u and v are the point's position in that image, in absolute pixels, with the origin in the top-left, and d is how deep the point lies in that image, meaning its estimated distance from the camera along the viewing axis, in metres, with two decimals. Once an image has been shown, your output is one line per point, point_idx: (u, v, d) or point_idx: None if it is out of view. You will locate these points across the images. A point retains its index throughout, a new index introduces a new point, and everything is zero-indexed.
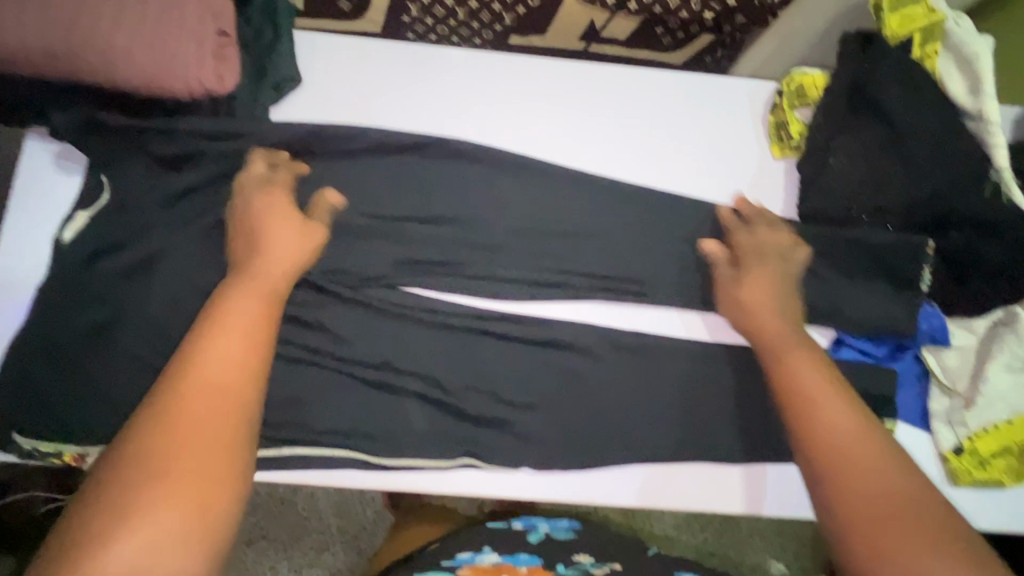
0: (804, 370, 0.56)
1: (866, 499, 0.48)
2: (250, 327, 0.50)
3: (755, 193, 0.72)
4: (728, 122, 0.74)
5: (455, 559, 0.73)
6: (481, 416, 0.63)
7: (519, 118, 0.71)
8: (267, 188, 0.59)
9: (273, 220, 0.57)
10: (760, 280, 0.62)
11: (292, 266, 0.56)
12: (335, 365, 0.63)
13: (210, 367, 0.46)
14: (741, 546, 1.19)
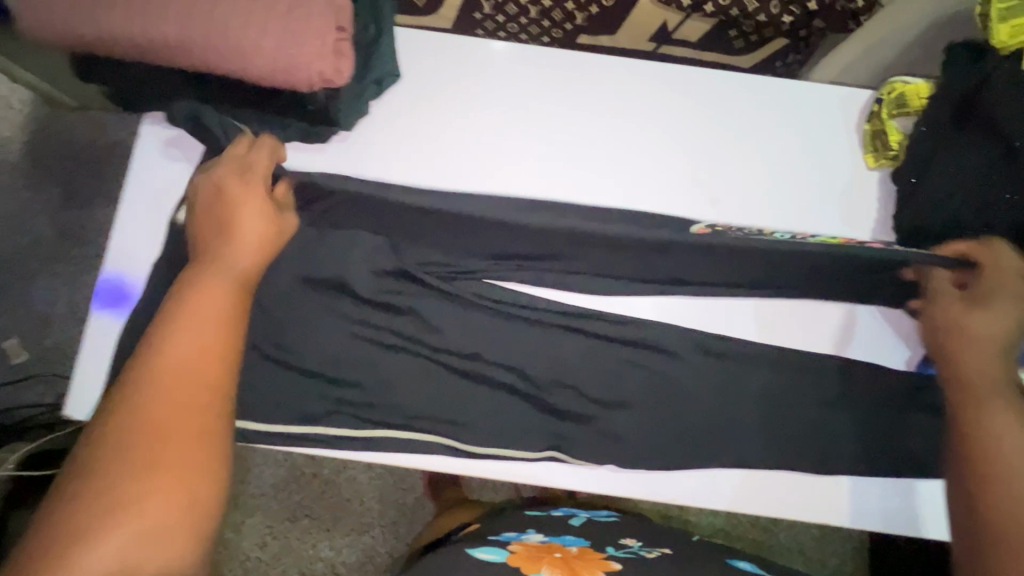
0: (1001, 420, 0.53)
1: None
2: (221, 316, 0.49)
3: (846, 203, 0.71)
4: (820, 130, 0.73)
5: (504, 535, 0.77)
6: (566, 410, 0.65)
7: (605, 120, 0.74)
8: (242, 172, 0.57)
9: (246, 199, 0.55)
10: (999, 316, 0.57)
11: (266, 241, 0.55)
12: (429, 354, 0.66)
13: (176, 358, 0.45)
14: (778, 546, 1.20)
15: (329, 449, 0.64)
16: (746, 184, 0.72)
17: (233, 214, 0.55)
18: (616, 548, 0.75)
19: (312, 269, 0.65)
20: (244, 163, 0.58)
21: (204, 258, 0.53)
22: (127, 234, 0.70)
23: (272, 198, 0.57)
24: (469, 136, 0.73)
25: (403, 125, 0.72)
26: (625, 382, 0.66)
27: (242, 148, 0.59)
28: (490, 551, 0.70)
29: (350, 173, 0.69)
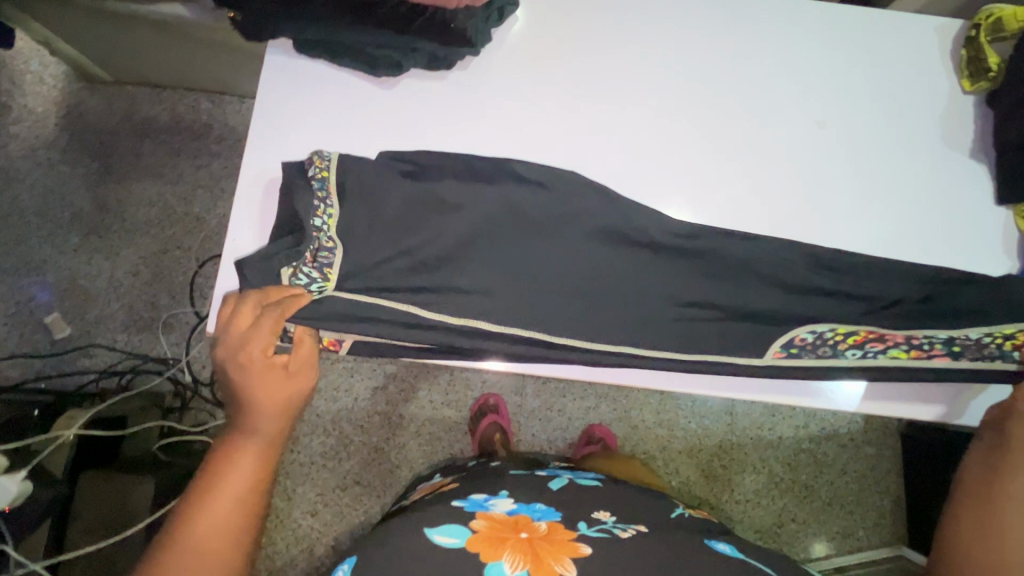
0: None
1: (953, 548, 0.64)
2: (247, 491, 0.56)
3: (945, 124, 0.75)
4: (916, 57, 0.76)
5: (470, 501, 0.78)
6: (689, 330, 0.67)
7: (714, 45, 0.76)
8: (244, 348, 0.58)
9: (258, 373, 0.58)
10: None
11: (287, 412, 0.59)
12: (555, 270, 0.66)
13: (205, 536, 0.53)
14: (804, 464, 1.62)
15: (468, 359, 0.69)
16: (853, 110, 0.75)
17: (253, 387, 0.58)
18: (588, 524, 0.73)
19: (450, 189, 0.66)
20: (251, 329, 0.58)
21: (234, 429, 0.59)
22: (256, 162, 0.70)
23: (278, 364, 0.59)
24: (579, 65, 0.74)
25: (519, 52, 0.74)
26: (765, 307, 0.66)
27: (245, 312, 0.58)
28: (450, 533, 0.68)
29: (472, 99, 0.73)
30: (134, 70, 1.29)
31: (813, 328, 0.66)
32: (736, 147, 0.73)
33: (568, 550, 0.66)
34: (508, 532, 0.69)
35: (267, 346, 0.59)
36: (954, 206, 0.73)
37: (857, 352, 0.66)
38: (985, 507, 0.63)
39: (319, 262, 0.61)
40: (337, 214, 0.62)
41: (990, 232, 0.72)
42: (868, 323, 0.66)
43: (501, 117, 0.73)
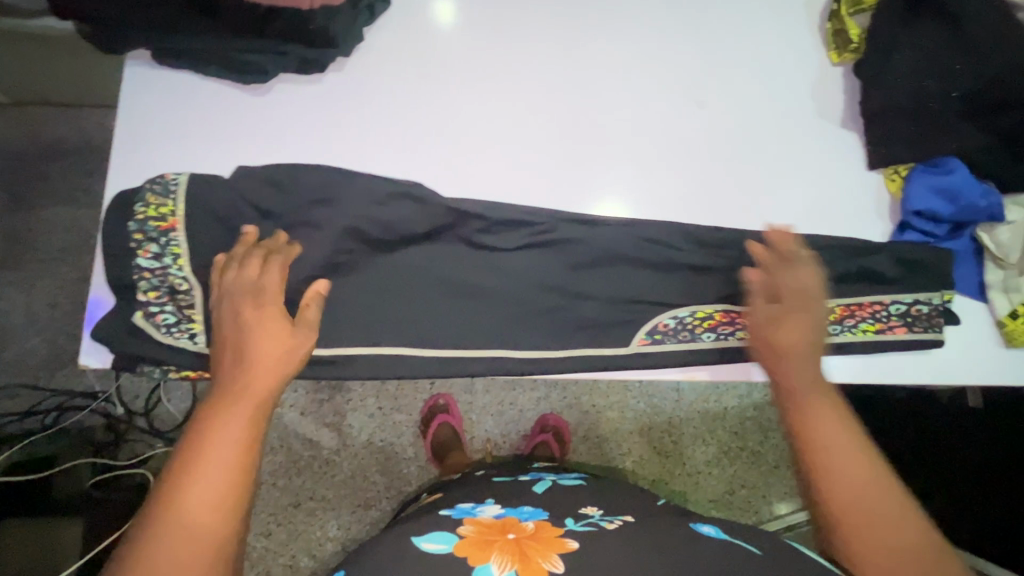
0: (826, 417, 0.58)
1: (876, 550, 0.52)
2: (235, 454, 0.50)
3: (817, 98, 0.77)
4: (785, 31, 0.79)
5: (457, 509, 0.80)
6: (585, 317, 0.70)
7: (592, 32, 0.76)
8: (247, 298, 0.59)
9: (260, 325, 0.58)
10: (806, 319, 0.64)
11: (280, 370, 0.57)
12: (446, 272, 0.69)
13: (203, 483, 0.48)
14: (753, 433, 1.68)
15: (363, 371, 0.66)
16: (730, 88, 0.76)
17: (251, 345, 0.57)
18: (575, 521, 0.73)
19: (334, 204, 0.67)
20: (257, 288, 0.59)
21: (226, 381, 0.55)
22: (123, 183, 0.66)
23: (283, 316, 0.59)
24: (460, 58, 0.74)
25: (397, 48, 0.73)
26: (647, 292, 0.71)
27: (251, 274, 0.60)
28: (438, 539, 0.67)
29: (350, 102, 0.71)
30: (31, 93, 1.21)
31: (674, 314, 0.70)
32: (621, 132, 0.74)
33: (556, 546, 0.64)
34: (495, 534, 0.67)
35: (269, 297, 0.60)
36: (832, 174, 0.75)
37: (711, 335, 0.70)
38: (827, 466, 0.56)
39: (179, 302, 0.63)
40: (185, 247, 0.64)
41: (862, 199, 0.75)
42: (716, 305, 0.70)
43: (382, 117, 0.71)
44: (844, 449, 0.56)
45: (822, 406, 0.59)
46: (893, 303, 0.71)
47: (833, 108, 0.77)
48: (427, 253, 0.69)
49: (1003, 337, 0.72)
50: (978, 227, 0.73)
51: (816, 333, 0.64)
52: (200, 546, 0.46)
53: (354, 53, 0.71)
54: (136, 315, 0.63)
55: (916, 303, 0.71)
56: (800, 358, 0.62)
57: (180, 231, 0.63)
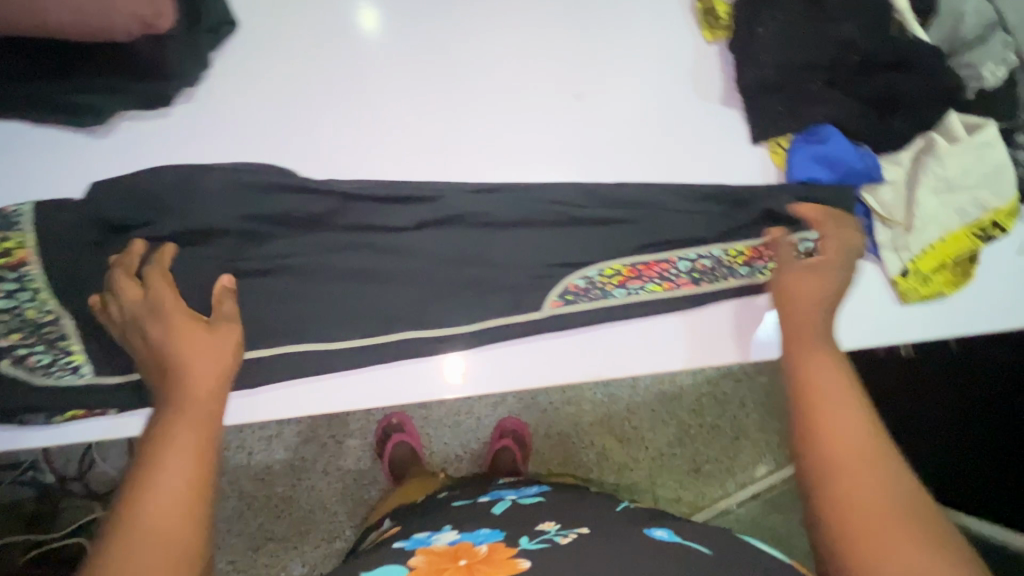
0: (818, 366, 0.60)
1: (862, 491, 0.50)
2: (186, 459, 0.48)
3: (695, 77, 0.76)
4: (658, 12, 0.77)
5: (409, 542, 0.73)
6: (483, 324, 0.66)
7: (461, 32, 0.73)
8: (153, 316, 0.56)
9: (178, 338, 0.56)
10: (829, 268, 0.67)
11: (217, 383, 0.55)
12: (330, 297, 0.65)
13: (160, 489, 0.46)
14: (712, 408, 1.69)
15: (258, 411, 0.63)
16: (608, 76, 0.75)
17: (185, 355, 0.55)
18: (529, 538, 0.68)
19: (199, 243, 0.63)
20: (150, 304, 0.57)
21: (164, 397, 0.53)
22: None
23: (196, 327, 0.57)
24: (323, 73, 0.70)
25: (251, 71, 0.68)
26: (546, 289, 0.68)
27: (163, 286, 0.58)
28: (387, 572, 0.63)
29: (204, 132, 0.66)
30: None
31: (583, 274, 0.68)
32: (501, 132, 0.72)
33: (506, 567, 0.61)
34: (446, 563, 0.63)
35: (174, 308, 0.57)
36: (715, 152, 0.75)
37: (623, 290, 0.69)
38: (822, 409, 0.56)
39: (48, 338, 0.59)
40: (43, 280, 0.59)
41: (749, 173, 0.74)
42: (624, 260, 0.69)
43: (243, 146, 0.66)
44: (834, 392, 0.57)
45: (812, 355, 0.61)
46: (800, 241, 0.70)
47: (710, 86, 0.76)
48: (307, 283, 0.65)
49: (898, 296, 0.74)
50: (864, 190, 0.73)
51: (840, 280, 0.67)
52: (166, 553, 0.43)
53: (202, 80, 0.67)
54: (2, 362, 0.58)
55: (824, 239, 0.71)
56: (806, 309, 0.65)
57: (33, 263, 0.58)
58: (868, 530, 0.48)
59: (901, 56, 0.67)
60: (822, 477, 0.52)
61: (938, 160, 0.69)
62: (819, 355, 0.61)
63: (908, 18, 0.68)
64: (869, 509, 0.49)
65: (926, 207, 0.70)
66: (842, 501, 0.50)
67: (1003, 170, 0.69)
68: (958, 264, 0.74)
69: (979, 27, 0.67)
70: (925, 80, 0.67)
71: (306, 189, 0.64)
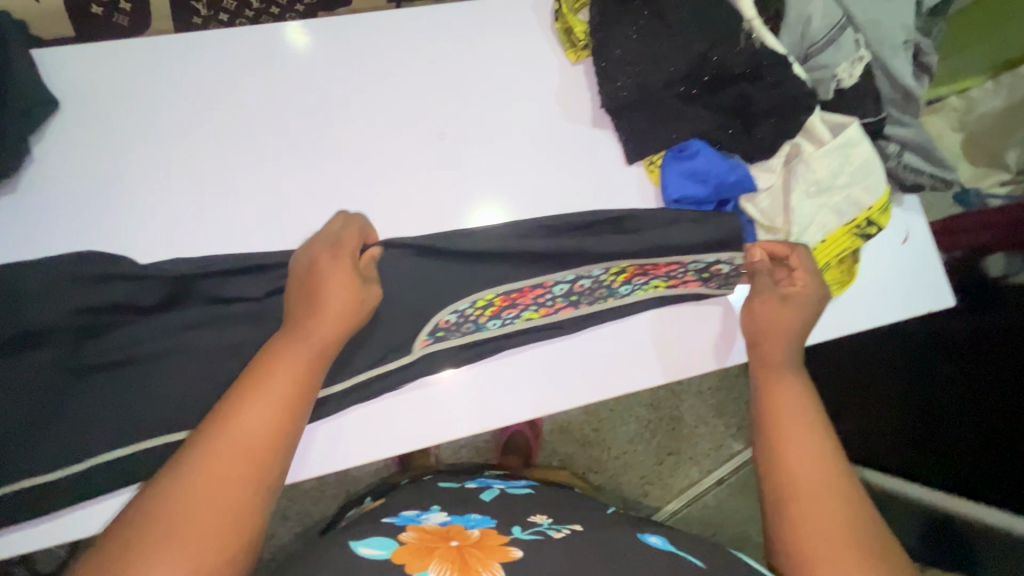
0: (788, 404, 0.60)
1: (823, 521, 0.52)
2: (282, 400, 0.53)
3: (562, 101, 0.74)
4: (521, 35, 0.74)
5: (398, 516, 0.66)
6: (355, 386, 0.64)
7: (317, 87, 0.71)
8: (334, 252, 0.59)
9: (328, 268, 0.58)
10: (803, 303, 0.66)
11: (348, 322, 0.58)
12: (197, 376, 0.64)
13: (243, 425, 0.51)
14: (674, 400, 1.63)
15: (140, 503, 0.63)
16: (476, 110, 0.73)
17: (319, 305, 0.57)
18: (522, 529, 0.61)
19: (50, 338, 0.61)
20: (339, 238, 0.61)
21: (292, 329, 0.57)
22: None
23: (357, 274, 0.59)
24: (166, 145, 0.67)
25: (82, 154, 0.65)
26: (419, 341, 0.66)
27: (336, 231, 0.62)
28: (376, 544, 0.55)
29: (37, 222, 0.63)
30: None
31: (453, 309, 0.66)
32: (366, 184, 0.70)
33: (497, 554, 0.53)
34: (436, 542, 0.56)
35: (352, 250, 0.60)
36: (587, 176, 0.73)
37: (497, 321, 0.68)
38: (784, 436, 0.58)
39: None
40: None
41: (625, 195, 0.73)
42: (497, 289, 0.66)
43: (89, 234, 0.64)
44: (799, 422, 0.59)
45: (789, 393, 0.61)
46: (692, 262, 0.69)
47: (578, 106, 0.74)
48: (174, 365, 0.64)
49: None
50: (741, 199, 0.72)
51: (811, 317, 0.66)
52: (224, 483, 0.48)
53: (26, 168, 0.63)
54: None
55: (717, 261, 0.69)
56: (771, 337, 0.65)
57: None
58: (819, 552, 0.50)
59: (752, 64, 0.66)
60: (788, 504, 0.54)
61: (806, 165, 0.68)
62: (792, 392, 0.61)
63: (759, 24, 0.66)
64: (828, 542, 0.51)
65: (802, 210, 0.69)
66: (798, 528, 0.52)
67: (871, 165, 0.69)
68: (842, 262, 0.73)
69: (828, 25, 0.65)
70: (779, 90, 0.66)
71: (154, 270, 0.63)
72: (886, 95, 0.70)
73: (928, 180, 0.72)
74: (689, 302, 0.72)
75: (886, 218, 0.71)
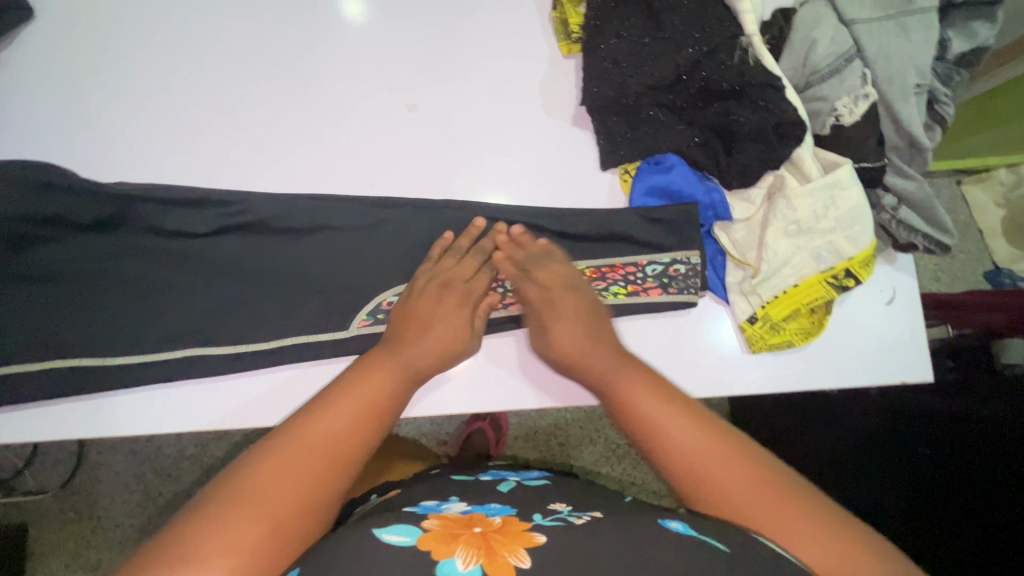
0: (632, 387, 0.56)
1: (734, 493, 0.48)
2: (371, 401, 0.55)
3: (546, 92, 0.70)
4: (515, 19, 0.71)
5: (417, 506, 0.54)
6: (276, 341, 0.63)
7: (299, 38, 0.69)
8: (446, 286, 0.63)
9: (444, 308, 0.62)
10: (566, 298, 0.62)
11: (449, 355, 0.61)
12: (119, 304, 0.63)
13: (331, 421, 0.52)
14: None
15: (34, 423, 0.60)
16: (457, 86, 0.70)
17: (427, 337, 0.60)
18: (541, 516, 0.50)
19: None
20: (454, 273, 0.64)
21: (399, 348, 0.60)
22: None
23: (468, 312, 0.63)
24: (135, 70, 0.66)
25: (51, 67, 0.65)
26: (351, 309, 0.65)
27: (453, 266, 0.64)
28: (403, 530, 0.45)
29: None
30: None
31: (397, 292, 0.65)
32: (332, 141, 0.68)
33: (522, 540, 0.43)
34: (459, 527, 0.46)
35: (467, 284, 0.64)
36: (558, 171, 0.69)
37: None
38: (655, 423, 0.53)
39: None
40: None
41: (594, 198, 0.69)
42: None
43: (43, 144, 0.64)
44: (654, 405, 0.54)
45: (635, 377, 0.56)
46: (648, 263, 0.66)
47: (559, 99, 0.70)
48: (99, 288, 0.63)
49: (745, 342, 0.67)
50: (715, 227, 0.68)
51: (554, 313, 0.62)
52: (308, 470, 0.48)
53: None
54: None
55: (674, 262, 0.66)
56: (583, 351, 0.60)
57: None
58: (753, 520, 0.47)
59: (741, 81, 0.62)
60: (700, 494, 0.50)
61: (788, 201, 0.63)
62: (634, 371, 0.57)
63: (759, 42, 0.62)
64: (746, 509, 0.47)
65: (776, 249, 0.64)
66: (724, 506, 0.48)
67: (861, 214, 0.62)
68: (815, 312, 0.66)
69: (832, 56, 0.62)
70: (765, 112, 0.61)
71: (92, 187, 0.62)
72: (889, 140, 0.64)
73: (922, 242, 0.66)
74: (647, 314, 0.66)
75: (867, 273, 0.64)
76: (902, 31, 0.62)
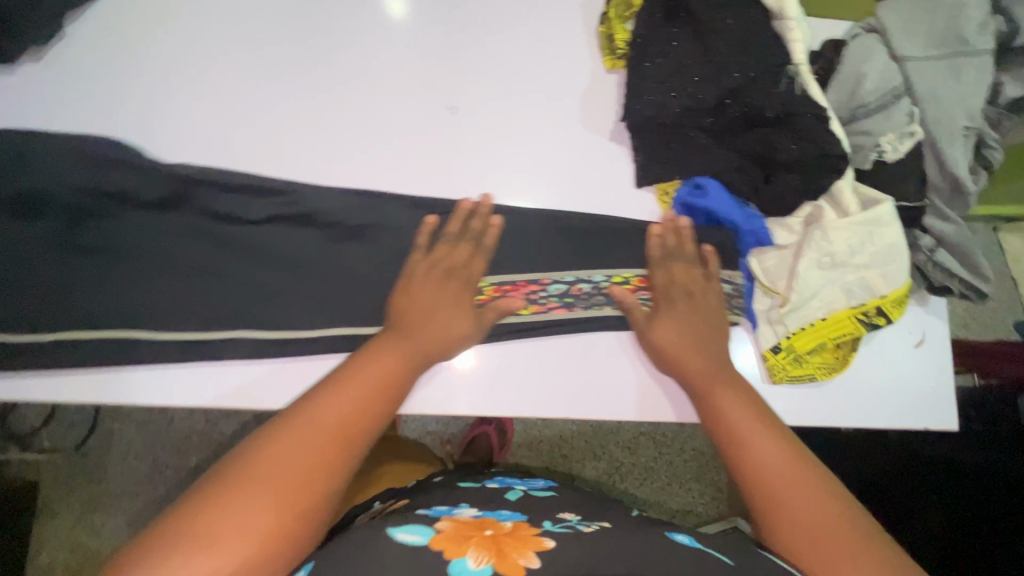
0: (726, 401, 0.58)
1: (807, 523, 0.50)
2: (374, 388, 0.55)
3: (586, 105, 0.71)
4: (562, 31, 0.72)
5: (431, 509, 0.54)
6: (300, 328, 0.64)
7: (350, 35, 0.71)
8: (446, 274, 0.63)
9: (441, 297, 0.62)
10: (701, 300, 0.64)
11: (450, 344, 0.61)
12: (152, 276, 0.64)
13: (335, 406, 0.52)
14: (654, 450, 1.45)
15: (55, 386, 0.61)
16: (499, 92, 0.71)
17: (427, 325, 0.60)
18: (551, 523, 0.50)
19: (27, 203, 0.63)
20: (460, 265, 0.64)
21: (398, 335, 0.60)
22: None
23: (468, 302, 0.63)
24: (192, 52, 0.69)
25: (112, 43, 0.68)
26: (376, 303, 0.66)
27: (451, 253, 0.64)
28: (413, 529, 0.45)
29: (54, 95, 0.66)
30: None
31: None
32: (373, 137, 0.69)
33: (532, 543, 0.43)
34: (470, 528, 0.46)
35: (467, 272, 0.64)
36: (592, 184, 0.69)
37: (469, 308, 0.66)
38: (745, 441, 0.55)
39: None
40: None
41: (625, 212, 0.69)
42: (491, 279, 0.66)
43: (96, 116, 0.66)
44: (745, 423, 0.56)
45: (726, 390, 0.59)
46: None
47: (599, 112, 0.71)
48: (134, 260, 0.64)
49: (766, 372, 0.66)
50: (751, 253, 0.67)
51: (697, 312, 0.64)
52: (314, 456, 0.48)
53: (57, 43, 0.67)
54: None
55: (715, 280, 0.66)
56: (688, 348, 0.61)
57: None
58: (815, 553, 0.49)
59: (785, 110, 0.62)
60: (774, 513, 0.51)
61: (824, 232, 0.63)
62: (730, 389, 0.59)
63: (805, 71, 0.63)
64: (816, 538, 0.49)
65: (808, 280, 0.63)
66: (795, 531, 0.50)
67: (897, 251, 0.62)
68: (840, 347, 0.65)
69: (880, 92, 0.61)
70: (807, 143, 0.61)
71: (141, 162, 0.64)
72: (933, 182, 0.63)
73: (956, 285, 0.64)
74: None
75: (899, 313, 0.63)
76: (954, 73, 0.61)
